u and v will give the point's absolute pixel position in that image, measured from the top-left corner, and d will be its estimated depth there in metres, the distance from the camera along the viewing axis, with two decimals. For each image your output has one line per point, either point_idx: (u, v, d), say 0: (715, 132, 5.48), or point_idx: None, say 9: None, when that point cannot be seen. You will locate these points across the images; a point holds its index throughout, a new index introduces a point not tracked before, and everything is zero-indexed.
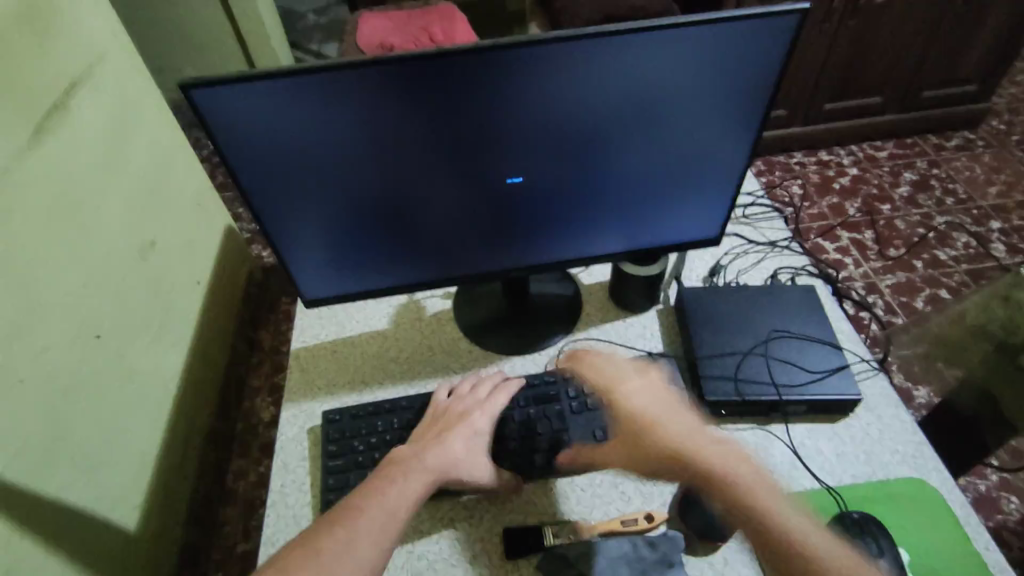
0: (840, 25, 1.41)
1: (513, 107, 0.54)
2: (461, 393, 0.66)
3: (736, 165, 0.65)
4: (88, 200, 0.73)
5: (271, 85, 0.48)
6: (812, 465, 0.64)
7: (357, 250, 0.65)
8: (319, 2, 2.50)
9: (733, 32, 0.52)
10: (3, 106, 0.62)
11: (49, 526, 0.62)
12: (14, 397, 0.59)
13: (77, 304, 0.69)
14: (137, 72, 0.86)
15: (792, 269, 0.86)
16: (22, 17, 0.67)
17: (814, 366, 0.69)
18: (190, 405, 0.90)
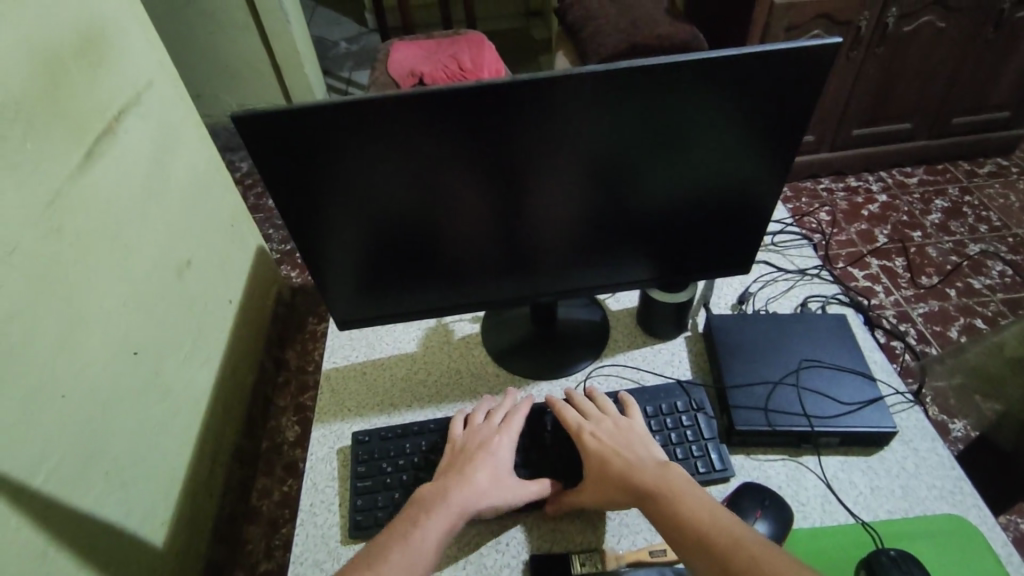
0: (867, 52, 1.41)
1: (546, 136, 0.55)
2: (475, 426, 0.66)
3: (765, 193, 0.65)
4: (131, 222, 0.76)
5: (311, 118, 0.50)
6: (846, 499, 0.62)
7: (389, 274, 0.66)
8: (351, 31, 2.59)
9: (766, 64, 0.52)
10: (58, 132, 0.65)
11: (83, 539, 0.63)
12: (56, 412, 0.61)
13: (117, 322, 0.72)
14: (180, 100, 0.90)
15: (823, 298, 0.85)
16: (79, 50, 0.70)
17: (847, 397, 0.68)
18: (219, 423, 0.92)
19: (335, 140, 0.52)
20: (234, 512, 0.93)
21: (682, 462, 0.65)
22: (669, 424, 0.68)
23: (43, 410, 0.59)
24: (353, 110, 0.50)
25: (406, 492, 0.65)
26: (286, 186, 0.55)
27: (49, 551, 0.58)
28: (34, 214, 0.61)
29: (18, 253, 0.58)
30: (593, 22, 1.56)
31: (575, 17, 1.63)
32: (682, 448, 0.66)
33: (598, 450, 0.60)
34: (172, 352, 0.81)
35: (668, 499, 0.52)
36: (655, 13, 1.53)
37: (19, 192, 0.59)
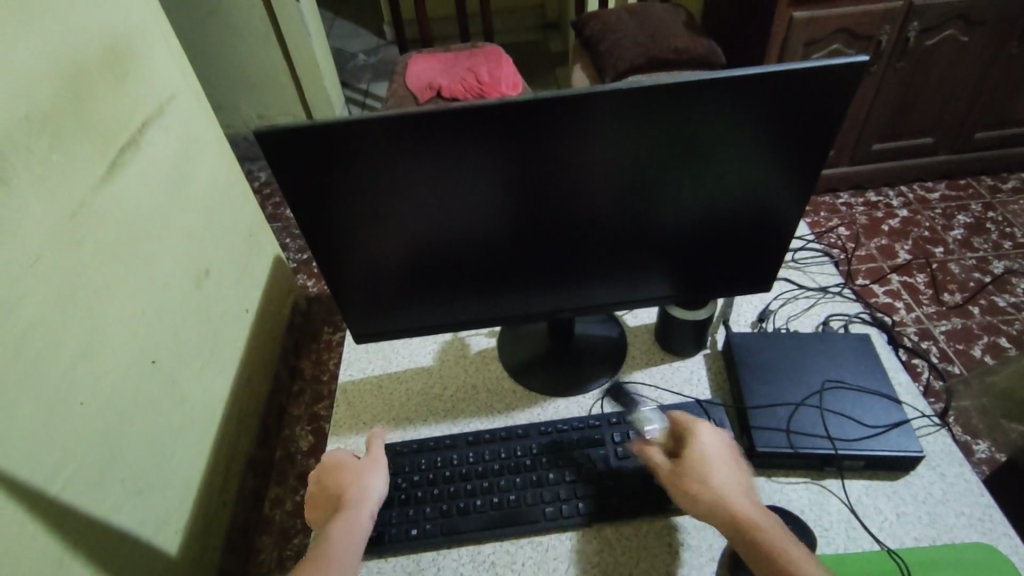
0: (887, 67, 1.40)
1: (566, 152, 0.55)
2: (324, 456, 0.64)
3: (787, 210, 0.64)
4: (151, 231, 0.77)
5: (331, 134, 0.50)
6: (871, 525, 0.61)
7: (408, 288, 0.66)
8: (369, 44, 2.62)
9: (788, 81, 0.52)
10: (83, 144, 0.66)
11: (99, 547, 0.63)
12: (75, 419, 0.61)
13: (136, 330, 0.72)
14: (202, 112, 0.91)
15: (845, 316, 0.84)
16: (106, 62, 0.72)
17: (871, 420, 0.67)
18: (234, 432, 0.92)
19: (355, 154, 0.52)
20: (247, 522, 0.91)
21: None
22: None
23: (60, 418, 0.59)
24: (375, 124, 0.50)
25: (419, 508, 0.65)
26: (306, 200, 0.55)
27: (65, 559, 0.59)
28: (59, 223, 0.62)
29: (42, 262, 0.59)
30: (610, 36, 1.56)
31: (593, 31, 1.63)
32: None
33: (709, 461, 0.54)
34: (189, 361, 0.82)
35: (776, 569, 0.45)
36: (673, 28, 1.54)
37: (43, 202, 0.60)
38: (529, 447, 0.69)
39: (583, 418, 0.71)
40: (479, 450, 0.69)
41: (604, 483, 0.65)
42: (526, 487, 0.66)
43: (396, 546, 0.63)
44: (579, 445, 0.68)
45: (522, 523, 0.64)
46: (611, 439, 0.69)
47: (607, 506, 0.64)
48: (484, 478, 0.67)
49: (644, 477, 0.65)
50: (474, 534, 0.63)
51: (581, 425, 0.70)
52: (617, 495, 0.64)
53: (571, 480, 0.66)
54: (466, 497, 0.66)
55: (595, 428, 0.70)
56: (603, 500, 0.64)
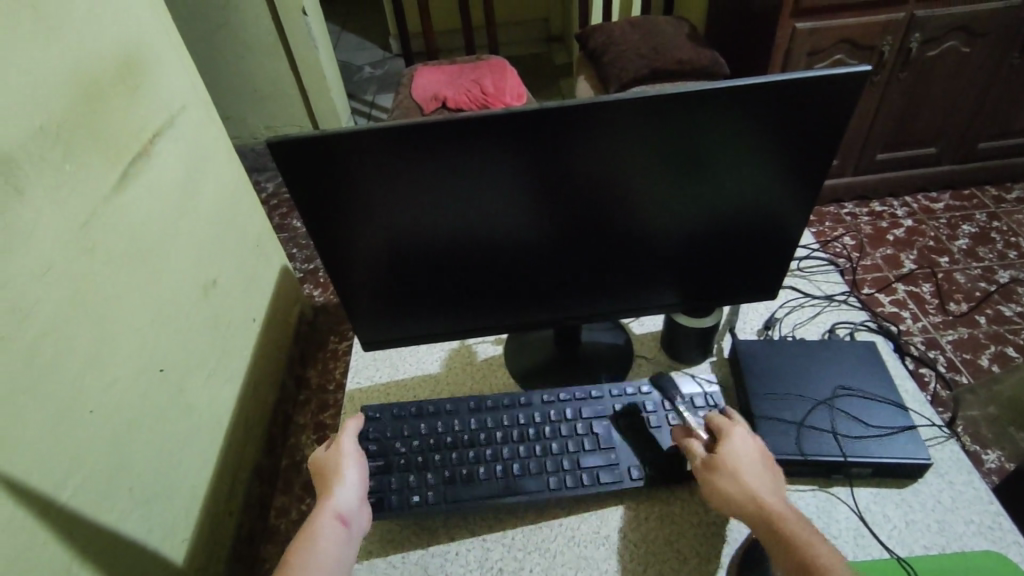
0: (889, 77, 1.41)
1: (573, 159, 0.56)
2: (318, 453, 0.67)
3: (792, 217, 0.64)
4: (160, 240, 0.77)
5: (340, 143, 0.51)
6: (879, 532, 0.61)
7: (416, 297, 0.66)
8: (376, 57, 2.65)
9: (793, 90, 0.52)
10: (95, 154, 0.67)
11: (105, 555, 0.63)
12: (83, 427, 0.62)
13: (145, 338, 0.73)
14: (211, 123, 0.92)
15: (851, 324, 0.84)
16: (119, 74, 0.73)
17: (878, 421, 0.67)
18: (241, 440, 0.92)
19: (364, 163, 0.53)
20: (254, 532, 0.90)
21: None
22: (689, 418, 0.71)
23: (69, 426, 0.60)
24: (386, 134, 0.51)
25: (420, 475, 0.68)
26: (316, 208, 0.56)
27: (73, 567, 0.59)
28: (71, 232, 0.62)
29: (53, 271, 0.60)
30: (615, 48, 1.57)
31: (597, 43, 1.64)
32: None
33: (744, 459, 0.56)
34: (197, 369, 0.83)
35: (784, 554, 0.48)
36: (677, 40, 1.55)
37: (55, 210, 0.61)
38: (536, 416, 0.72)
39: (588, 389, 0.75)
40: (480, 418, 0.72)
41: (609, 454, 0.69)
42: (531, 456, 0.70)
43: (398, 512, 0.66)
44: (582, 415, 0.72)
45: (527, 493, 0.67)
46: (615, 412, 0.72)
47: (612, 476, 0.67)
48: (488, 445, 0.70)
49: (648, 449, 0.69)
50: (477, 500, 0.66)
51: (585, 397, 0.74)
52: (620, 468, 0.68)
53: (575, 451, 0.69)
54: (468, 466, 0.69)
55: (599, 401, 0.74)
56: (607, 470, 0.68)
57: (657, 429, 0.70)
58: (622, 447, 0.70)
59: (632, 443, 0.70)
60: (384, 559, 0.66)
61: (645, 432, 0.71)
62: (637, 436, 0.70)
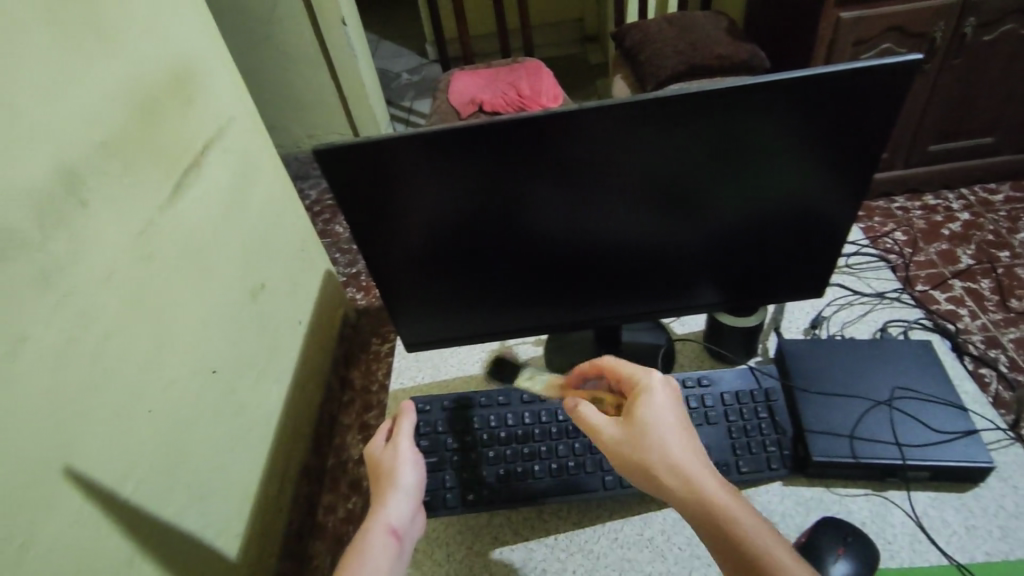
0: (941, 65, 1.35)
1: (611, 158, 0.55)
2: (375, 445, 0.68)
3: (841, 212, 0.62)
4: (211, 246, 0.81)
5: (381, 149, 0.52)
6: (937, 537, 0.61)
7: (458, 300, 0.68)
8: (413, 63, 2.70)
9: (841, 82, 0.51)
10: (151, 164, 0.71)
11: (163, 548, 0.66)
12: (141, 425, 0.65)
13: (198, 342, 0.76)
14: (259, 133, 0.95)
15: (904, 322, 0.82)
16: (173, 88, 0.76)
17: (938, 423, 0.66)
18: (289, 438, 0.95)
19: (403, 170, 0.54)
20: (302, 530, 0.90)
21: (755, 456, 0.68)
22: (746, 415, 0.71)
23: (128, 426, 0.63)
24: (428, 137, 0.52)
25: (473, 472, 0.71)
26: (360, 215, 0.58)
27: (135, 559, 0.62)
28: (131, 239, 0.66)
29: (115, 278, 0.63)
30: (651, 45, 1.56)
31: (632, 41, 1.63)
32: (755, 442, 0.69)
33: (652, 420, 0.51)
34: (247, 371, 0.86)
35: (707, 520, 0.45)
36: (715, 35, 1.53)
37: (115, 219, 0.64)
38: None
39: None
40: (533, 411, 0.75)
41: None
42: (585, 452, 0.72)
43: (453, 510, 0.69)
44: None
45: (581, 490, 0.69)
46: None
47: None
48: (540, 441, 0.73)
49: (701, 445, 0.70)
50: (532, 498, 0.69)
51: None
52: None
53: None
54: (523, 463, 0.71)
55: None
56: None
57: (710, 425, 0.71)
58: None
59: None
60: (431, 557, 0.68)
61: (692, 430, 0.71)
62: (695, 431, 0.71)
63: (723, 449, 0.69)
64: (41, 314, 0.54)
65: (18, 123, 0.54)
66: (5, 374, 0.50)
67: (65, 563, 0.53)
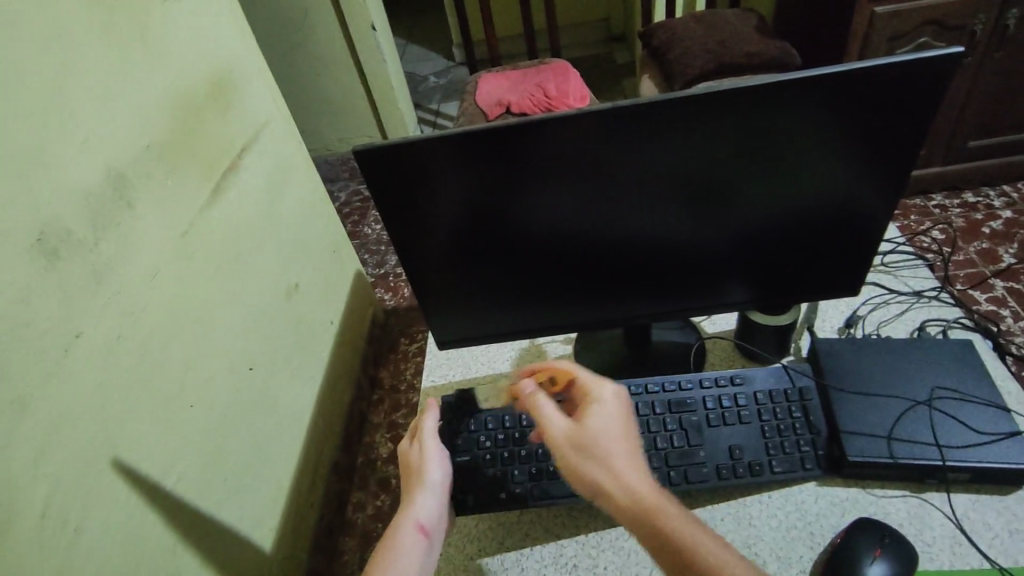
0: (983, 58, 1.31)
1: (641, 157, 0.56)
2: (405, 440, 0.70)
3: (877, 210, 0.61)
4: (248, 246, 0.83)
5: (414, 149, 0.53)
6: (977, 540, 0.60)
7: (488, 298, 0.68)
8: (440, 66, 2.72)
9: (878, 77, 0.51)
10: (193, 168, 0.73)
11: (204, 539, 0.68)
12: (183, 419, 0.67)
13: (235, 340, 0.78)
14: (292, 136, 0.97)
15: (943, 322, 0.80)
16: (212, 93, 0.78)
17: (980, 425, 0.64)
18: (323, 435, 0.97)
19: (435, 170, 0.55)
20: (333, 525, 0.92)
21: (790, 456, 0.68)
22: (780, 414, 0.71)
23: (171, 420, 0.65)
24: (460, 137, 0.53)
25: (505, 471, 0.72)
26: (394, 215, 0.59)
27: (178, 549, 0.64)
28: (173, 240, 0.68)
29: (159, 277, 0.65)
30: (679, 44, 1.55)
31: (659, 41, 1.62)
32: (789, 442, 0.69)
33: (603, 424, 0.53)
34: (282, 368, 0.88)
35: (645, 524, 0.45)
36: (745, 33, 1.51)
37: (159, 221, 0.66)
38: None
39: (677, 380, 0.75)
40: None
41: (696, 450, 0.69)
42: None
43: (485, 508, 0.70)
44: (670, 409, 0.73)
45: None
46: (703, 405, 0.72)
47: (699, 475, 0.68)
48: None
49: (734, 444, 0.69)
50: (564, 497, 0.69)
51: (674, 388, 0.75)
52: (708, 463, 0.68)
53: (663, 447, 0.70)
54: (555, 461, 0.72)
55: (687, 392, 0.74)
56: (694, 468, 0.68)
57: (744, 424, 0.71)
58: (709, 441, 0.70)
59: (720, 439, 0.70)
60: (463, 552, 0.70)
61: (725, 429, 0.71)
62: (727, 431, 0.70)
63: (756, 449, 0.69)
64: (93, 312, 0.56)
65: (72, 129, 0.56)
66: (59, 369, 0.52)
67: (114, 551, 0.56)
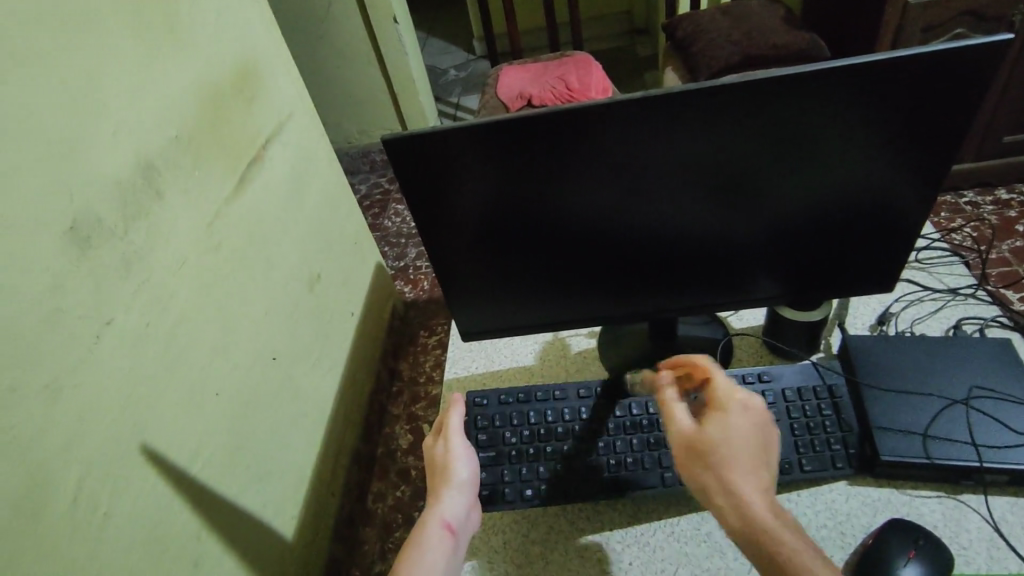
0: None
1: (671, 149, 0.55)
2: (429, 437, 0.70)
3: (914, 204, 0.60)
4: (273, 238, 0.84)
5: (444, 138, 0.53)
6: (1017, 545, 0.58)
7: (513, 290, 0.68)
8: (460, 59, 2.72)
9: (918, 67, 0.49)
10: (219, 159, 0.73)
11: (227, 525, 0.69)
12: (210, 407, 0.68)
13: (260, 329, 0.79)
14: (315, 128, 0.97)
15: (980, 320, 0.78)
16: (238, 85, 0.78)
17: (1020, 426, 0.62)
18: (345, 425, 0.98)
19: (464, 159, 0.55)
20: (353, 514, 0.92)
21: (820, 454, 0.67)
22: (809, 412, 0.70)
23: (197, 407, 0.66)
24: (489, 125, 0.52)
25: (530, 467, 0.72)
26: (422, 205, 0.59)
27: (203, 535, 0.65)
28: (200, 230, 0.69)
29: (186, 267, 0.66)
30: (704, 36, 1.52)
31: (684, 32, 1.59)
32: (819, 440, 0.68)
33: (734, 430, 0.51)
34: (305, 359, 0.89)
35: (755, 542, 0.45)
36: (772, 25, 1.48)
37: (187, 211, 0.67)
38: (649, 406, 0.74)
39: None
40: (589, 408, 0.75)
41: None
42: (642, 448, 0.71)
43: (511, 504, 0.70)
44: None
45: (640, 486, 0.69)
46: None
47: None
48: (598, 437, 0.73)
49: None
50: (590, 495, 0.69)
51: None
52: None
53: None
54: (580, 458, 0.72)
55: None
56: None
57: (772, 422, 0.70)
58: None
59: None
60: (485, 543, 0.70)
61: None
62: None
63: (784, 446, 0.68)
64: (121, 299, 0.57)
65: (102, 118, 0.57)
66: (89, 355, 0.53)
67: (141, 536, 0.56)
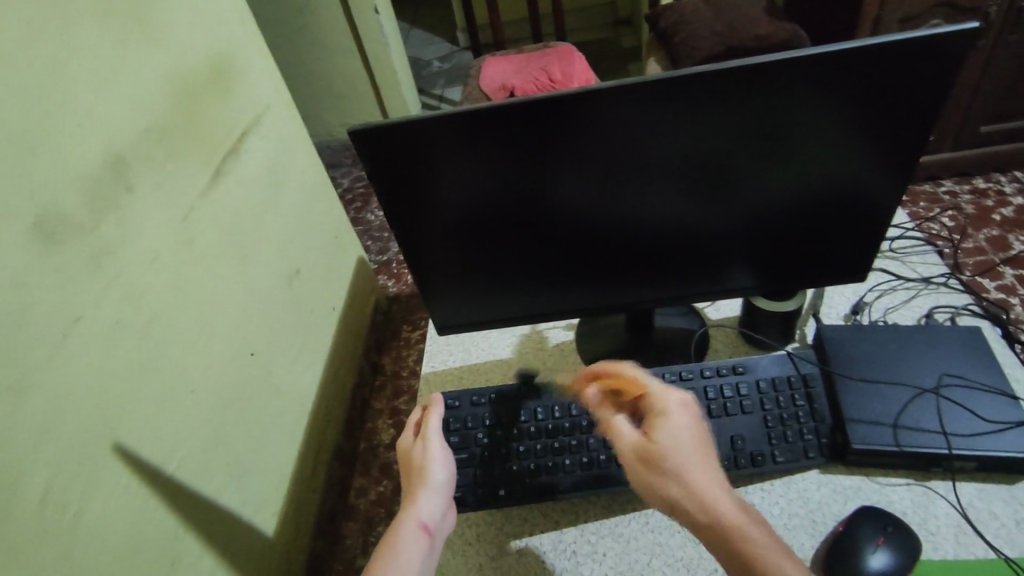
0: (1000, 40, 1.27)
1: (644, 139, 0.55)
2: (406, 433, 0.69)
3: (886, 193, 0.60)
4: (250, 232, 0.83)
5: (417, 128, 0.52)
6: (984, 530, 0.60)
7: (489, 282, 0.68)
8: (444, 51, 2.70)
9: (890, 57, 0.49)
10: (193, 152, 0.72)
11: (205, 522, 0.68)
12: (186, 403, 0.67)
13: (237, 324, 0.78)
14: (293, 120, 0.96)
15: (952, 309, 0.79)
16: (212, 77, 0.77)
17: (987, 413, 0.64)
18: (326, 420, 0.97)
19: (438, 150, 0.54)
20: (335, 510, 0.92)
21: (791, 445, 0.67)
22: (782, 403, 0.70)
23: (172, 404, 0.65)
24: (462, 116, 0.52)
25: (504, 467, 0.72)
26: (396, 197, 0.58)
27: (179, 533, 0.64)
28: (173, 225, 0.68)
29: (160, 262, 0.65)
30: (686, 27, 1.52)
31: (668, 23, 1.59)
32: (791, 431, 0.68)
33: (676, 434, 0.52)
34: (285, 354, 0.88)
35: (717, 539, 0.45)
36: (755, 16, 1.48)
37: (159, 205, 0.66)
38: None
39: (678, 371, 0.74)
40: (562, 405, 0.75)
41: None
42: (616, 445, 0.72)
43: (484, 505, 0.70)
44: None
45: (611, 484, 0.69)
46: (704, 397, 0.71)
47: None
48: (571, 435, 0.73)
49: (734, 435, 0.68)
50: (565, 492, 0.69)
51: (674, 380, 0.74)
52: None
53: None
54: (553, 457, 0.72)
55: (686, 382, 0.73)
56: None
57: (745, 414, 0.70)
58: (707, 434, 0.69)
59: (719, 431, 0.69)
60: (463, 537, 0.70)
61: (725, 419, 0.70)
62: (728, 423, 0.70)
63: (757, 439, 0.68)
64: (91, 296, 0.56)
65: (68, 112, 0.55)
66: (57, 353, 0.52)
67: (114, 536, 0.55)
